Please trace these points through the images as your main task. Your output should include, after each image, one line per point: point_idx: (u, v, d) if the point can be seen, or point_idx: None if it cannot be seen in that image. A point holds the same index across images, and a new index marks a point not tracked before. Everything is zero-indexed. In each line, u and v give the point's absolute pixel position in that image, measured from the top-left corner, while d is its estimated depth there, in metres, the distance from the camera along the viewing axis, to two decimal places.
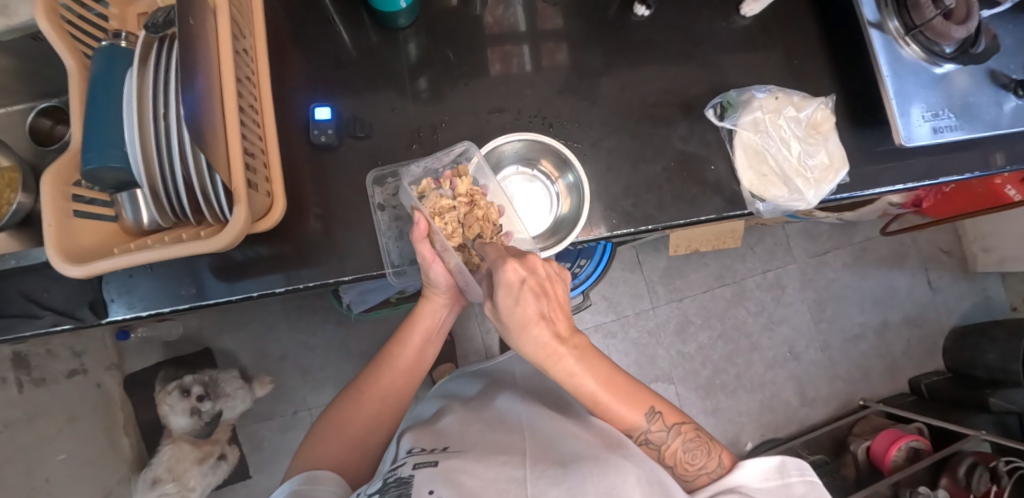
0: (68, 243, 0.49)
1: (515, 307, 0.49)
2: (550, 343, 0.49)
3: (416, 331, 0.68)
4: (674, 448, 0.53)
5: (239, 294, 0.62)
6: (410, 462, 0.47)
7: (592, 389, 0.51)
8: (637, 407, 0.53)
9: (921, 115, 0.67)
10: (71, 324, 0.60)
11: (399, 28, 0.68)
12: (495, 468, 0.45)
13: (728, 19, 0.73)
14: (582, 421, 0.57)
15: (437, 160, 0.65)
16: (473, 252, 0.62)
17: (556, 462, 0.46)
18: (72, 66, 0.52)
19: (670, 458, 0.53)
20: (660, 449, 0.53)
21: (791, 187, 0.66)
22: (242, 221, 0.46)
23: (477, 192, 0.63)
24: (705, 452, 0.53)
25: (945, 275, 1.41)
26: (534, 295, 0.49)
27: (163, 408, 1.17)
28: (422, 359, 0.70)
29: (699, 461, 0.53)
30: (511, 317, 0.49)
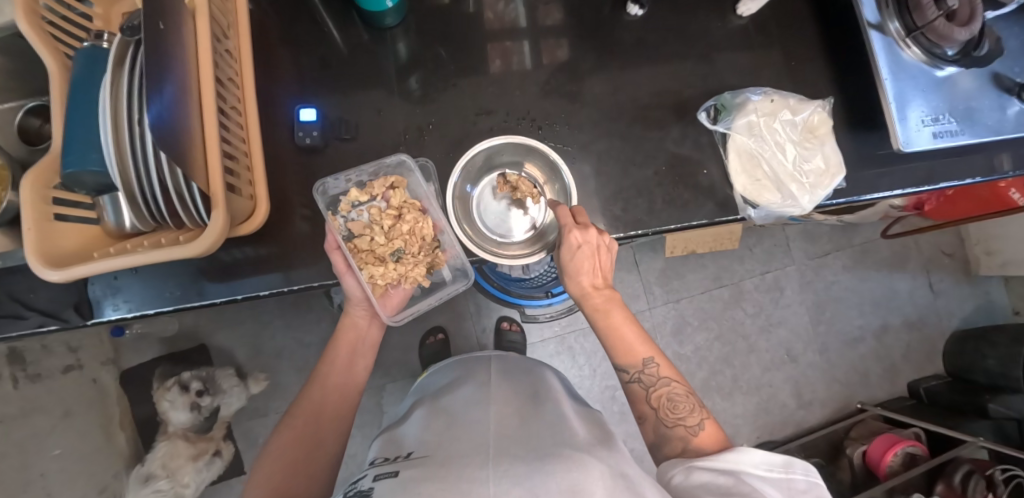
0: (48, 248, 0.49)
1: (570, 258, 0.59)
2: (588, 284, 0.61)
3: (342, 347, 0.67)
4: (661, 394, 0.58)
5: (225, 296, 0.62)
6: (371, 474, 0.47)
7: (611, 326, 0.61)
8: (643, 346, 0.60)
9: (921, 119, 0.66)
10: (57, 325, 0.60)
11: (387, 27, 0.67)
12: (457, 469, 0.44)
13: (724, 19, 0.71)
14: (554, 409, 0.58)
15: (364, 172, 0.63)
16: (390, 268, 0.63)
17: (518, 459, 0.45)
18: (53, 67, 0.51)
19: (655, 401, 0.58)
20: (649, 390, 0.59)
21: (785, 193, 0.65)
22: (220, 225, 0.46)
23: (408, 206, 0.64)
24: (690, 406, 0.57)
25: (947, 278, 1.39)
26: (587, 253, 0.59)
27: (163, 404, 1.17)
28: (354, 370, 0.67)
29: (682, 412, 0.57)
30: (564, 264, 0.60)
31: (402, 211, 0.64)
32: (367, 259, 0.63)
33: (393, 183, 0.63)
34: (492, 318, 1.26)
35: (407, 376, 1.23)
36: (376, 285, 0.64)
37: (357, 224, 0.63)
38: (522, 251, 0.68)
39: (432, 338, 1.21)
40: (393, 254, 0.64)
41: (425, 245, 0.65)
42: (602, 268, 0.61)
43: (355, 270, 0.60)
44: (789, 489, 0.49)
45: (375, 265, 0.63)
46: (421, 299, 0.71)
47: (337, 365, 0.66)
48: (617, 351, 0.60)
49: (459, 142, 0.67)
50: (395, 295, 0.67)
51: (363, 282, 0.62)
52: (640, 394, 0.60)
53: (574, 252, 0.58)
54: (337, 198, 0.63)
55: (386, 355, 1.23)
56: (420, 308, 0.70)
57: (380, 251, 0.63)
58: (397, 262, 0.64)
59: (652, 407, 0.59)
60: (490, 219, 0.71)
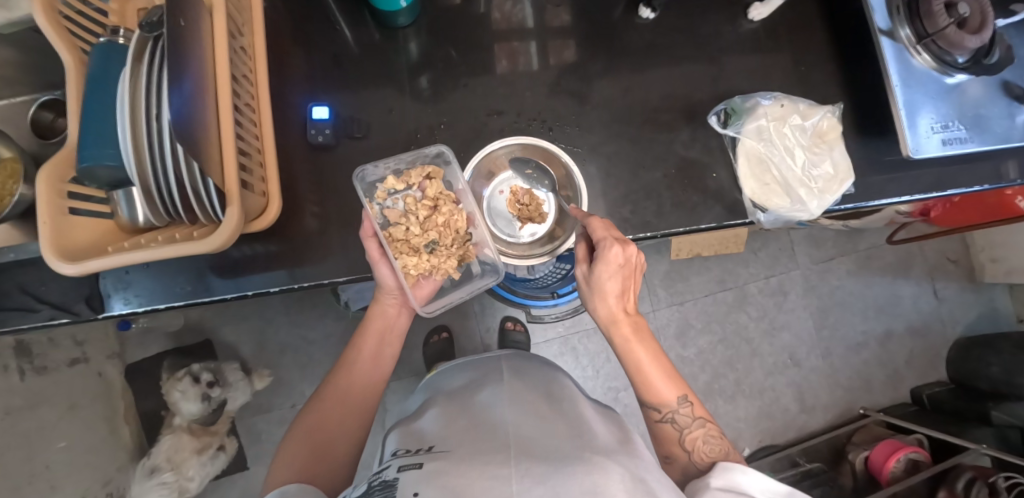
0: (63, 241, 0.49)
1: (611, 280, 0.55)
2: (619, 312, 0.57)
3: (369, 336, 0.66)
4: (695, 436, 0.58)
5: (235, 292, 0.62)
6: (395, 465, 0.48)
7: (642, 360, 0.58)
8: (674, 386, 0.59)
9: (931, 126, 0.66)
10: (68, 318, 0.61)
11: (399, 27, 0.68)
12: (480, 466, 0.44)
13: (735, 23, 0.71)
14: (571, 412, 0.59)
15: (402, 161, 0.63)
16: (424, 258, 0.63)
17: (537, 458, 0.45)
18: (69, 61, 0.52)
19: (690, 444, 0.58)
20: (682, 432, 0.58)
21: (793, 197, 0.65)
22: (235, 222, 0.46)
23: (444, 197, 0.64)
24: (725, 450, 0.57)
25: (951, 285, 1.39)
26: (625, 275, 0.56)
27: (174, 394, 1.16)
28: (383, 361, 0.68)
29: (715, 453, 0.57)
30: (601, 287, 0.56)
31: (438, 202, 0.63)
32: (401, 248, 0.62)
33: (429, 173, 0.63)
34: (496, 318, 1.26)
35: (410, 374, 1.23)
36: (408, 275, 0.64)
37: (394, 213, 0.62)
38: (533, 252, 0.69)
39: (436, 337, 1.22)
40: (427, 245, 0.63)
41: (458, 238, 0.64)
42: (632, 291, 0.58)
43: (389, 257, 0.60)
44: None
45: (409, 254, 0.63)
46: (453, 290, 0.70)
47: (362, 360, 0.66)
48: (649, 390, 0.59)
49: (469, 143, 0.67)
50: (426, 287, 0.66)
51: (397, 271, 0.61)
52: (673, 434, 0.59)
53: (615, 272, 0.54)
54: (373, 185, 0.63)
55: None
56: (453, 299, 0.70)
57: (415, 242, 0.63)
58: (430, 253, 0.64)
59: (685, 449, 0.58)
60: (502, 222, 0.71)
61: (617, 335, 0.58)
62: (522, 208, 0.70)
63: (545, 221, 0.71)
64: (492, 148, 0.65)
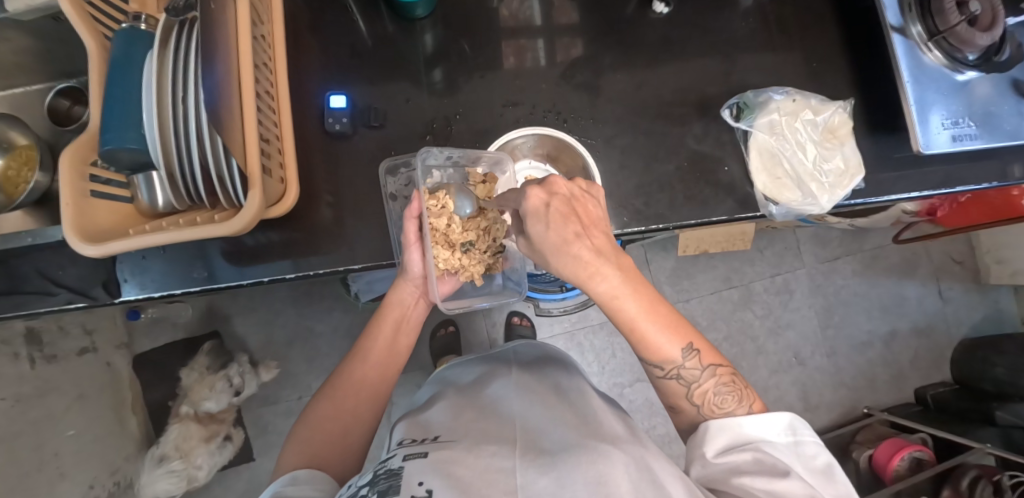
0: (85, 223, 0.49)
1: (549, 234, 0.45)
2: (592, 261, 0.45)
3: (385, 324, 0.67)
4: (705, 389, 0.52)
5: (250, 278, 0.62)
6: (401, 454, 0.48)
7: (632, 313, 0.49)
8: (675, 337, 0.51)
9: (941, 122, 0.66)
10: (84, 302, 0.62)
11: (416, 18, 0.68)
12: (485, 458, 0.44)
13: (747, 19, 0.72)
14: (580, 404, 0.58)
15: (466, 157, 0.63)
16: (456, 254, 0.62)
17: (543, 451, 0.46)
18: (92, 48, 0.52)
19: (699, 398, 0.53)
20: (690, 386, 0.52)
21: (804, 191, 0.65)
22: (257, 205, 0.47)
23: (489, 204, 0.64)
24: (737, 400, 0.52)
25: (956, 286, 1.39)
26: (567, 212, 0.46)
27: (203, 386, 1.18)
28: (396, 351, 0.67)
29: (729, 405, 0.52)
30: (544, 245, 0.46)
31: (482, 206, 0.64)
32: (437, 239, 0.61)
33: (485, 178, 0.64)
34: (502, 312, 1.27)
35: (416, 367, 1.24)
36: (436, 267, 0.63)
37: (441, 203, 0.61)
38: None
39: (442, 330, 1.23)
40: (463, 243, 0.63)
41: (490, 247, 0.64)
42: (592, 221, 0.48)
43: (424, 245, 0.60)
44: (798, 455, 0.49)
45: (443, 248, 0.61)
46: (473, 294, 0.68)
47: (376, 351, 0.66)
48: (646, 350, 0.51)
49: (484, 133, 0.68)
50: (450, 285, 0.65)
51: (428, 260, 0.61)
52: (679, 390, 0.53)
53: (551, 219, 0.45)
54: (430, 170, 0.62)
55: None
56: (471, 304, 0.67)
57: (452, 235, 0.62)
58: (463, 253, 0.63)
59: (693, 403, 0.53)
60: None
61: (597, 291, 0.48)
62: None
63: None
64: (509, 139, 0.66)
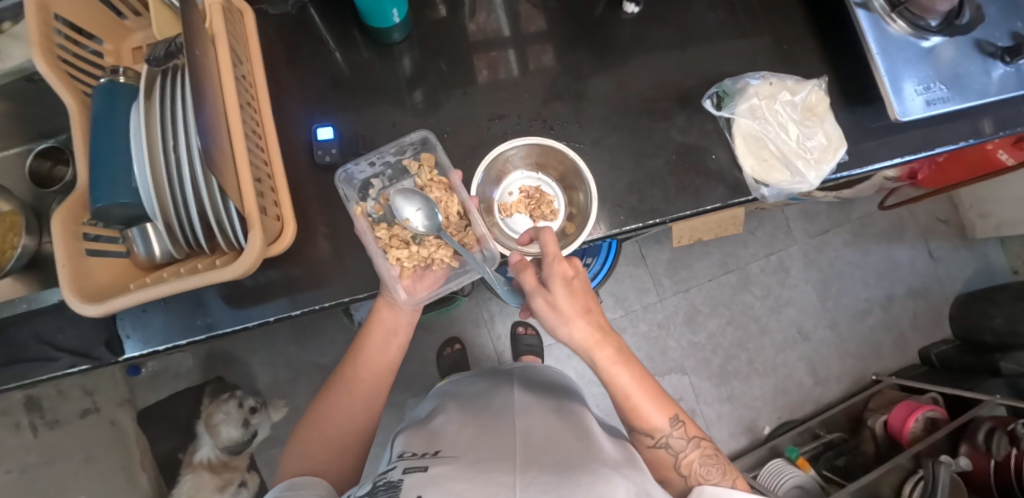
0: (83, 283, 0.48)
1: (565, 301, 0.53)
2: (595, 335, 0.53)
3: (376, 330, 0.64)
4: (691, 459, 0.56)
5: (254, 320, 0.62)
6: (400, 467, 0.48)
7: (626, 384, 0.55)
8: (663, 410, 0.56)
9: (914, 89, 0.68)
10: (88, 364, 0.61)
11: (393, 43, 0.69)
12: (485, 472, 0.45)
13: (715, 9, 0.74)
14: (578, 425, 0.59)
15: (396, 150, 0.64)
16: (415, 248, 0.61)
17: (545, 468, 0.46)
18: (72, 104, 0.52)
19: (686, 468, 0.56)
20: (677, 456, 0.57)
21: (793, 170, 0.66)
22: (259, 244, 0.47)
23: (433, 183, 0.63)
24: (721, 470, 0.56)
25: (944, 245, 1.42)
26: (581, 292, 0.54)
27: (217, 416, 1.19)
28: (389, 358, 0.65)
29: (714, 475, 0.55)
30: (560, 308, 0.53)
31: (428, 188, 0.64)
32: (391, 242, 0.61)
33: (420, 162, 0.64)
34: (507, 324, 1.27)
35: (427, 387, 1.23)
36: (403, 268, 0.62)
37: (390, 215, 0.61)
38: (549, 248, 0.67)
39: (449, 349, 1.21)
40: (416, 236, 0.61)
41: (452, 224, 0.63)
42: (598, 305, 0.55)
43: (373, 251, 0.59)
44: None
45: (399, 248, 0.60)
46: (455, 278, 0.64)
47: (371, 360, 0.64)
48: (636, 417, 0.56)
49: (473, 149, 0.68)
50: (426, 279, 0.64)
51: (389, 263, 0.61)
52: (667, 460, 0.57)
53: (571, 292, 0.53)
54: (366, 182, 0.65)
55: (405, 369, 1.23)
56: (453, 288, 0.64)
57: (404, 234, 0.61)
58: (420, 244, 0.61)
59: (681, 473, 0.57)
60: (517, 222, 0.71)
61: (599, 359, 0.54)
62: (534, 206, 0.70)
63: (557, 218, 0.71)
64: (501, 151, 0.66)
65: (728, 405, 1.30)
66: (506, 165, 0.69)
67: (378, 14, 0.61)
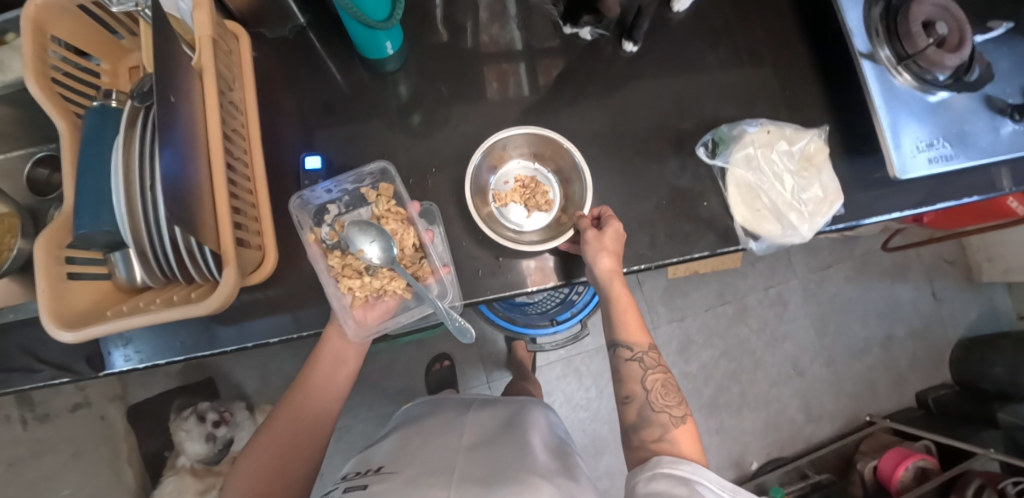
0: (62, 308, 0.49)
1: (609, 238, 0.59)
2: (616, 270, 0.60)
3: (324, 357, 0.63)
4: (658, 377, 0.59)
5: (233, 345, 0.62)
6: (344, 487, 0.52)
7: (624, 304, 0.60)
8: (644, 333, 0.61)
9: (916, 145, 0.67)
10: (70, 377, 0.61)
11: (388, 71, 0.69)
12: (417, 488, 0.47)
13: (717, 50, 0.73)
14: (524, 436, 0.60)
15: (357, 177, 0.64)
16: (367, 279, 0.61)
17: (479, 483, 0.47)
18: (63, 126, 0.52)
19: (652, 383, 0.58)
20: (648, 371, 0.59)
21: (785, 223, 0.65)
22: (232, 284, 0.47)
23: (391, 214, 0.64)
24: (678, 397, 0.58)
25: (949, 286, 1.39)
26: (615, 239, 0.60)
27: (180, 434, 1.13)
28: (336, 382, 0.64)
29: (671, 400, 0.58)
30: (602, 243, 0.59)
31: (384, 219, 0.64)
32: (345, 271, 0.61)
33: (380, 192, 0.64)
34: (498, 342, 1.26)
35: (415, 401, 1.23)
36: (355, 297, 0.62)
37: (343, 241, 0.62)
38: (539, 237, 0.69)
39: (438, 365, 1.21)
40: (368, 267, 0.62)
41: (408, 254, 0.64)
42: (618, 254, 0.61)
43: (324, 281, 0.60)
44: None
45: (352, 277, 0.61)
46: (409, 310, 0.65)
47: (317, 384, 0.63)
48: (625, 331, 0.60)
49: (460, 183, 0.67)
50: (378, 309, 0.64)
51: (339, 292, 0.61)
52: (635, 372, 0.59)
53: (608, 234, 0.59)
54: (323, 207, 0.65)
55: (394, 382, 1.23)
56: (406, 319, 0.65)
57: (356, 264, 0.61)
58: (373, 275, 0.62)
59: (645, 387, 0.58)
60: (511, 212, 0.73)
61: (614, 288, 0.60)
62: (530, 196, 0.73)
63: (552, 208, 0.73)
64: (497, 138, 0.66)
65: (717, 437, 1.28)
66: (503, 154, 0.72)
67: (372, 46, 0.61)
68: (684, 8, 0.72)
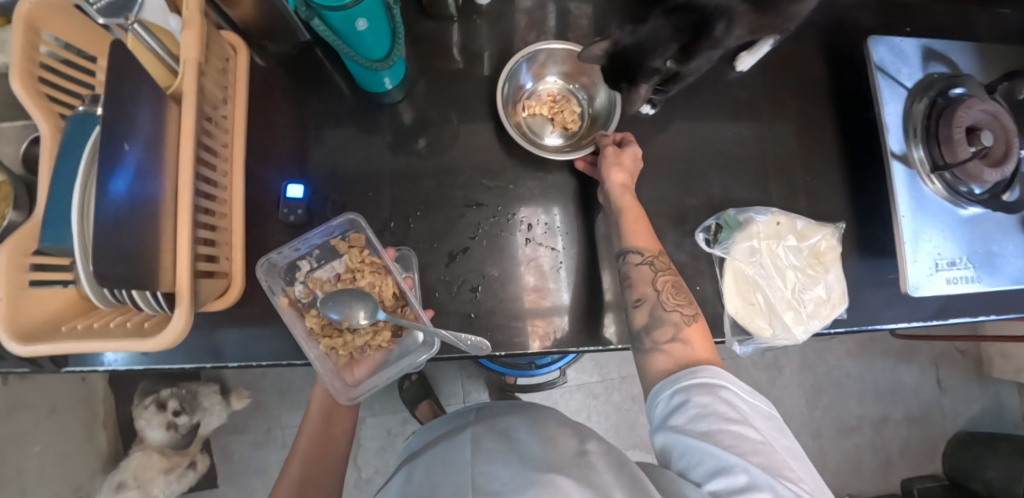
0: (20, 317, 0.48)
1: (626, 157, 0.61)
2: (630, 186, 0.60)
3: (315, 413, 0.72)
4: (666, 278, 0.56)
5: (191, 363, 0.59)
6: None
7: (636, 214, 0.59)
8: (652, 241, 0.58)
9: (935, 262, 0.62)
10: (28, 368, 0.61)
11: (391, 100, 0.66)
12: None
13: (739, 125, 0.68)
14: (529, 433, 0.53)
15: (326, 232, 0.62)
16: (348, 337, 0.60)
17: None
18: (45, 129, 0.51)
19: (663, 284, 0.55)
20: (656, 273, 0.56)
21: (776, 324, 0.60)
22: (182, 325, 0.46)
23: (363, 267, 0.61)
24: (687, 297, 0.55)
25: (955, 375, 1.33)
26: (630, 163, 0.61)
27: (140, 422, 1.14)
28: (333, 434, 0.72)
29: (681, 300, 0.54)
30: (619, 158, 0.61)
31: (359, 272, 0.61)
32: (327, 331, 0.60)
33: (350, 243, 0.62)
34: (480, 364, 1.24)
35: (388, 410, 1.22)
36: (340, 356, 0.61)
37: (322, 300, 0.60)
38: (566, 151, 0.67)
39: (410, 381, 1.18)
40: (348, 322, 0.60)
41: (389, 303, 0.61)
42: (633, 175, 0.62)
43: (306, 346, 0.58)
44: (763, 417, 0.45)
45: (334, 336, 0.60)
46: (396, 362, 0.63)
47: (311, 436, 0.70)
48: (630, 235, 0.58)
49: (442, 232, 0.64)
50: (367, 362, 0.63)
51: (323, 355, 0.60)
52: (646, 275, 0.56)
53: (624, 157, 0.61)
54: (296, 264, 0.62)
55: None
56: (397, 372, 0.62)
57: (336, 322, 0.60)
58: (355, 332, 0.60)
59: (656, 287, 0.55)
60: (536, 125, 0.70)
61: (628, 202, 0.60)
62: (558, 110, 0.69)
63: (577, 129, 0.70)
64: (542, 46, 0.65)
65: None
66: (542, 74, 0.69)
67: (370, 81, 0.59)
68: (746, 68, 0.69)
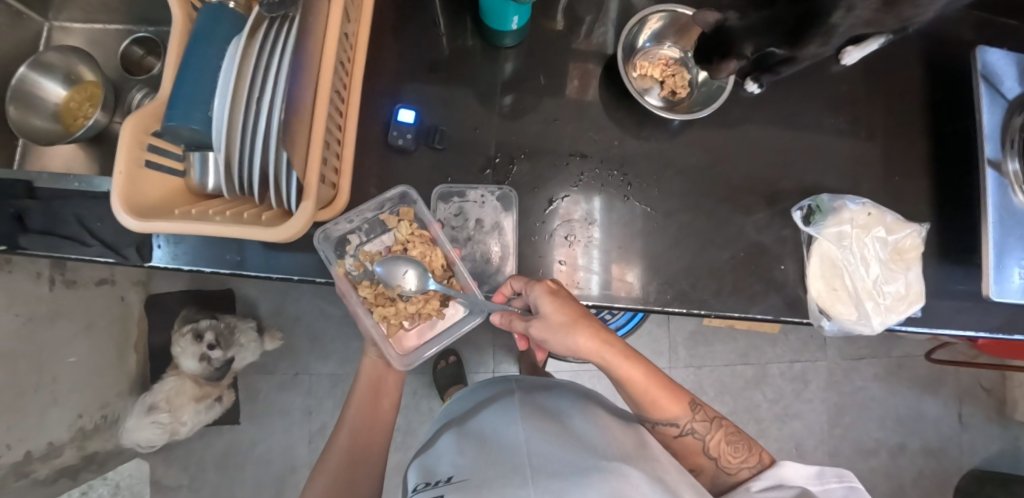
0: (135, 193, 0.49)
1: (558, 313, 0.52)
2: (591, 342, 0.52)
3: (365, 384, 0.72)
4: (717, 439, 0.56)
5: (279, 273, 0.61)
6: None
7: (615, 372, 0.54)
8: (679, 405, 0.56)
9: (1021, 271, 0.63)
10: (113, 258, 0.62)
11: (503, 46, 0.67)
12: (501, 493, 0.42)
13: (838, 117, 0.69)
14: (582, 421, 0.54)
15: (375, 207, 0.63)
16: (399, 306, 0.62)
17: (554, 474, 0.43)
18: (179, 15, 0.52)
19: (716, 450, 0.55)
20: (704, 439, 0.56)
21: (861, 311, 0.62)
22: (306, 218, 0.46)
23: (413, 239, 0.63)
24: (747, 446, 0.55)
25: (977, 413, 1.33)
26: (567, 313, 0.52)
27: (176, 349, 1.16)
28: (381, 405, 0.72)
29: (743, 455, 0.54)
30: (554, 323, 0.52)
31: (409, 243, 0.63)
32: (378, 300, 0.62)
33: (400, 216, 0.63)
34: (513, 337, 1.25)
35: (415, 371, 1.23)
36: (390, 325, 0.64)
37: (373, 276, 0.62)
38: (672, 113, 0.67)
39: (444, 361, 1.20)
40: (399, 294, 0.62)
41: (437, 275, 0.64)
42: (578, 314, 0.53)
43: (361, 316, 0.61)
44: None
45: (386, 305, 0.62)
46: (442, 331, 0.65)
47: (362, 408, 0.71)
48: (652, 407, 0.55)
49: (544, 179, 0.65)
50: (414, 332, 0.65)
51: (373, 323, 0.63)
52: (696, 445, 0.56)
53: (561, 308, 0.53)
54: (342, 238, 0.63)
55: None
56: (446, 341, 0.65)
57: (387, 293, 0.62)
58: (406, 301, 0.63)
59: (711, 456, 0.55)
60: (645, 87, 0.70)
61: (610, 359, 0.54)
62: (669, 75, 0.70)
63: (684, 97, 0.70)
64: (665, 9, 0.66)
65: None
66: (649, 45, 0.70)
67: (498, 16, 0.59)
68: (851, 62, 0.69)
